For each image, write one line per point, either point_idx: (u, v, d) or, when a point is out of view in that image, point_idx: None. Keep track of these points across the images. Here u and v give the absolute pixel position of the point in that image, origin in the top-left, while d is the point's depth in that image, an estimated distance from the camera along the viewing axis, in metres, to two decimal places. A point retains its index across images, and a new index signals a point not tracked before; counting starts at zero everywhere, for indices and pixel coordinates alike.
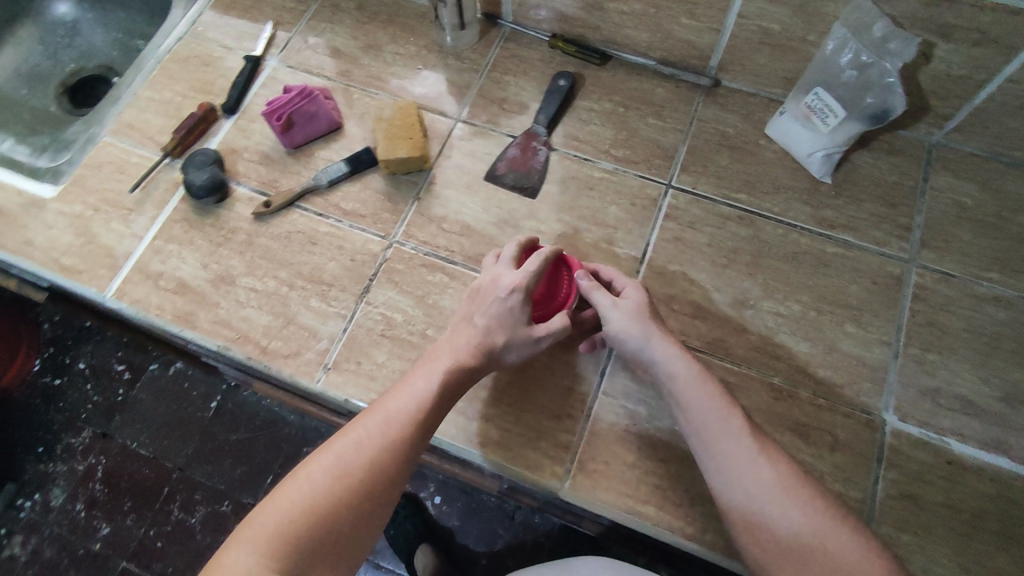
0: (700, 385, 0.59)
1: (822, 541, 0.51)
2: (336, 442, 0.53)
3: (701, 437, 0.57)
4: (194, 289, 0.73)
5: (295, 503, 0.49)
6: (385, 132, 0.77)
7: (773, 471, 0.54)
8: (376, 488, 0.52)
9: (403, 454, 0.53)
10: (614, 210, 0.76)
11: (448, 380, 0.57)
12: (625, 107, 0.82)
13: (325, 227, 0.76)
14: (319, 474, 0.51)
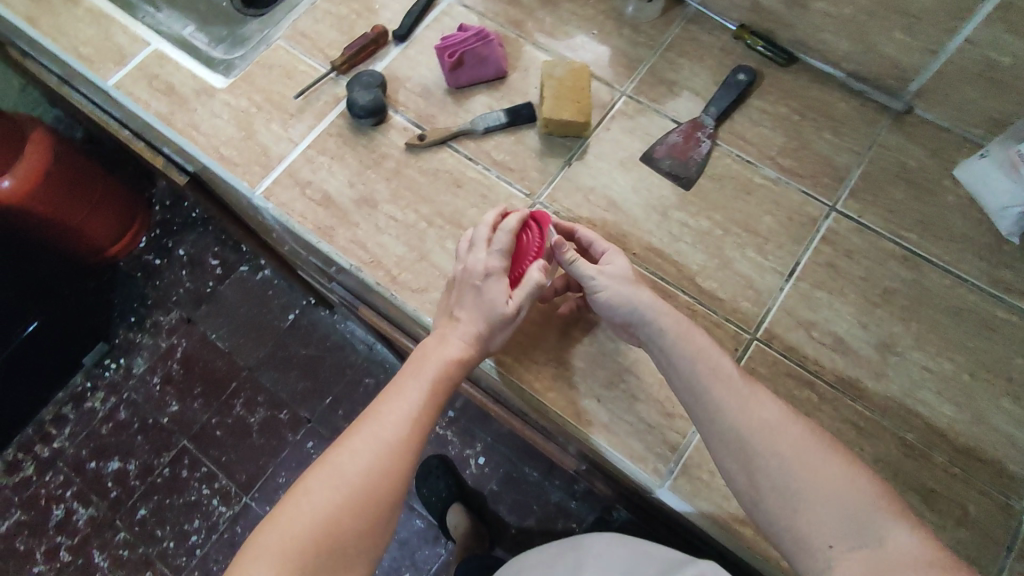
0: (689, 337, 0.59)
1: (822, 482, 0.51)
2: (335, 458, 0.57)
3: (694, 390, 0.57)
4: (338, 204, 0.75)
5: (302, 520, 0.54)
6: (554, 90, 0.75)
7: (765, 421, 0.54)
8: (379, 492, 0.56)
9: (401, 459, 0.58)
10: (768, 220, 0.72)
11: (438, 383, 0.61)
12: (802, 115, 0.77)
13: (473, 172, 0.76)
14: (321, 489, 0.55)
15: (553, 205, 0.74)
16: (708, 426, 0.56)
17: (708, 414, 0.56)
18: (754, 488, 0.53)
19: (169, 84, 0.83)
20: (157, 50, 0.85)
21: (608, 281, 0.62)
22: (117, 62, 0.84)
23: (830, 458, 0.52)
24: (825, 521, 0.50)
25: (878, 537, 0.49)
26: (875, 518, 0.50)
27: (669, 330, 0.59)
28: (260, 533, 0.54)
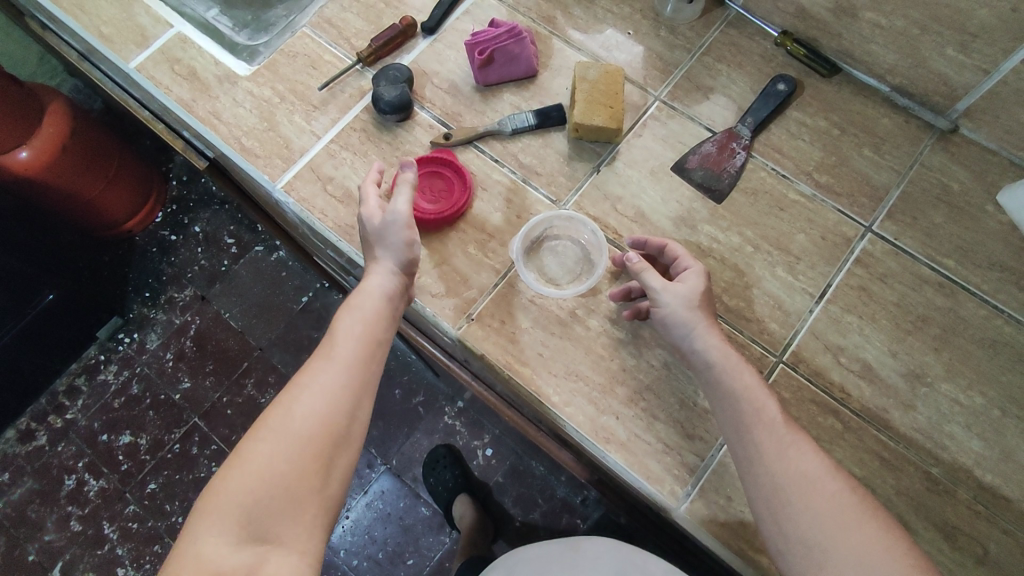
0: (739, 372, 0.57)
1: (855, 546, 0.48)
2: (266, 422, 0.54)
3: (737, 429, 0.55)
4: (359, 201, 0.73)
5: (237, 484, 0.50)
6: (586, 94, 0.73)
7: (807, 473, 0.52)
8: (317, 439, 0.53)
9: (335, 404, 0.55)
10: (801, 239, 0.70)
11: (365, 329, 0.60)
12: (841, 129, 0.74)
13: (498, 174, 0.74)
14: (254, 452, 0.52)
15: (579, 212, 0.72)
16: (745, 466, 0.54)
17: (746, 453, 0.54)
18: (779, 536, 0.51)
19: (192, 69, 0.81)
20: (181, 32, 0.83)
21: (678, 299, 0.60)
22: (139, 43, 0.83)
23: (870, 526, 0.50)
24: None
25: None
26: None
27: (720, 366, 0.58)
28: (196, 511, 0.50)
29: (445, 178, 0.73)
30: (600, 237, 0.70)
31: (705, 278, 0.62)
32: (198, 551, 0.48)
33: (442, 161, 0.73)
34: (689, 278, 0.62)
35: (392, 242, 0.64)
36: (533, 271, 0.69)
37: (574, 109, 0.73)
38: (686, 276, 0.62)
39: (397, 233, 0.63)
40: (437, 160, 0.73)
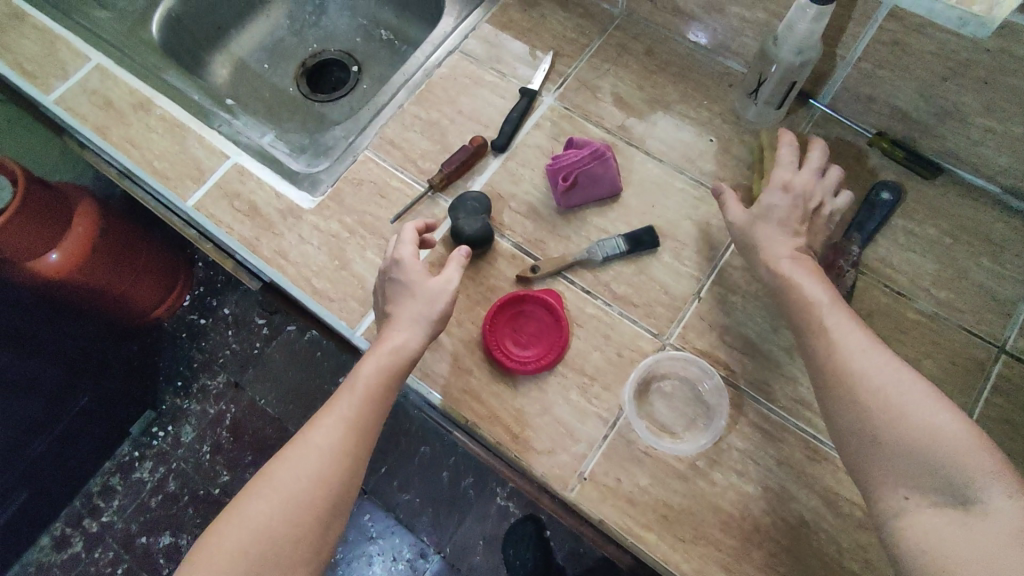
0: (845, 333, 0.56)
1: (938, 477, 0.48)
2: (272, 470, 0.59)
3: (840, 383, 0.54)
4: (447, 347, 0.69)
5: (237, 529, 0.57)
6: (770, 170, 0.71)
7: (870, 369, 0.53)
8: (310, 504, 0.57)
9: (328, 471, 0.58)
10: (929, 365, 0.65)
11: (370, 393, 0.61)
12: (953, 237, 0.70)
13: (593, 308, 0.69)
14: (257, 502, 0.58)
15: (685, 346, 0.68)
16: (845, 417, 0.53)
17: (816, 357, 0.57)
18: (843, 435, 0.53)
19: (252, 203, 0.77)
20: (238, 163, 0.79)
21: (772, 203, 0.65)
22: (195, 177, 0.79)
23: (936, 416, 0.49)
24: (907, 476, 0.49)
25: (967, 500, 0.46)
26: (971, 480, 0.47)
27: (791, 276, 0.61)
28: (202, 544, 0.58)
29: (541, 321, 0.69)
30: (715, 379, 0.65)
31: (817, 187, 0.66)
32: None
33: (541, 302, 0.69)
34: (807, 180, 0.66)
35: (434, 305, 0.63)
36: (646, 418, 0.65)
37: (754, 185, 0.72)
38: (821, 175, 0.67)
39: (437, 304, 0.63)
40: (535, 300, 0.69)
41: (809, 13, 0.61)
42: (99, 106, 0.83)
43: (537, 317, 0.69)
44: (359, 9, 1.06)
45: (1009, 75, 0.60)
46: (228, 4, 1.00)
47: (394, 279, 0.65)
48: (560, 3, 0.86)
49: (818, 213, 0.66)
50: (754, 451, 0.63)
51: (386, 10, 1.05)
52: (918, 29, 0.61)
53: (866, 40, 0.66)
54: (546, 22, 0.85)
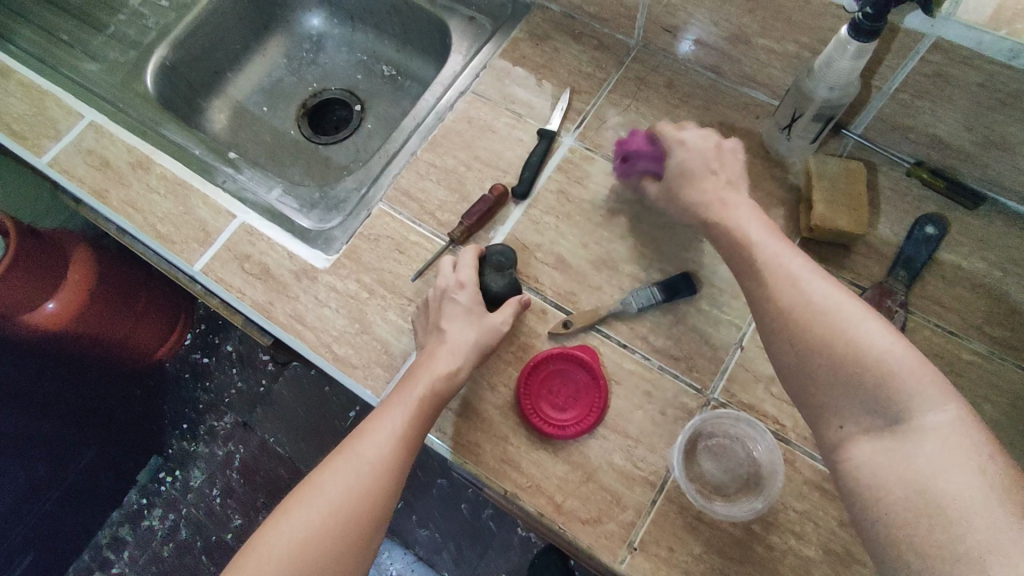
0: (776, 261, 0.53)
1: (876, 401, 0.45)
2: (318, 478, 0.59)
3: (774, 317, 0.51)
4: (479, 412, 0.65)
5: (280, 539, 0.56)
6: (827, 193, 0.68)
7: (802, 297, 0.50)
8: (353, 519, 0.57)
9: (370, 486, 0.58)
10: (989, 409, 0.62)
11: (415, 411, 0.60)
12: (1002, 270, 0.67)
13: (631, 362, 0.66)
14: (302, 510, 0.57)
15: (731, 400, 0.64)
16: (784, 352, 0.51)
17: (751, 291, 0.54)
18: (780, 367, 0.52)
19: (264, 266, 0.73)
20: (246, 223, 0.75)
21: (681, 160, 0.63)
22: (202, 240, 0.75)
23: (867, 336, 0.46)
24: (841, 402, 0.47)
25: (897, 418, 0.44)
26: (903, 399, 0.44)
27: (727, 223, 0.58)
28: (245, 551, 0.57)
29: (578, 379, 0.65)
30: (768, 437, 0.62)
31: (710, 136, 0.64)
32: None
33: (577, 359, 0.65)
34: (701, 134, 0.64)
35: (484, 341, 0.64)
36: (695, 479, 0.61)
37: (810, 208, 0.68)
38: (693, 129, 0.65)
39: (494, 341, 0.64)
40: (569, 356, 0.65)
41: (849, 49, 0.58)
42: (95, 166, 0.79)
43: (573, 375, 0.66)
44: (358, 44, 1.02)
45: None
46: (222, 47, 0.96)
47: (452, 302, 0.65)
48: (573, 35, 0.83)
49: (723, 151, 0.63)
50: (813, 511, 0.60)
51: (387, 44, 1.00)
52: (965, 61, 0.58)
53: (905, 72, 0.63)
54: (560, 56, 0.82)
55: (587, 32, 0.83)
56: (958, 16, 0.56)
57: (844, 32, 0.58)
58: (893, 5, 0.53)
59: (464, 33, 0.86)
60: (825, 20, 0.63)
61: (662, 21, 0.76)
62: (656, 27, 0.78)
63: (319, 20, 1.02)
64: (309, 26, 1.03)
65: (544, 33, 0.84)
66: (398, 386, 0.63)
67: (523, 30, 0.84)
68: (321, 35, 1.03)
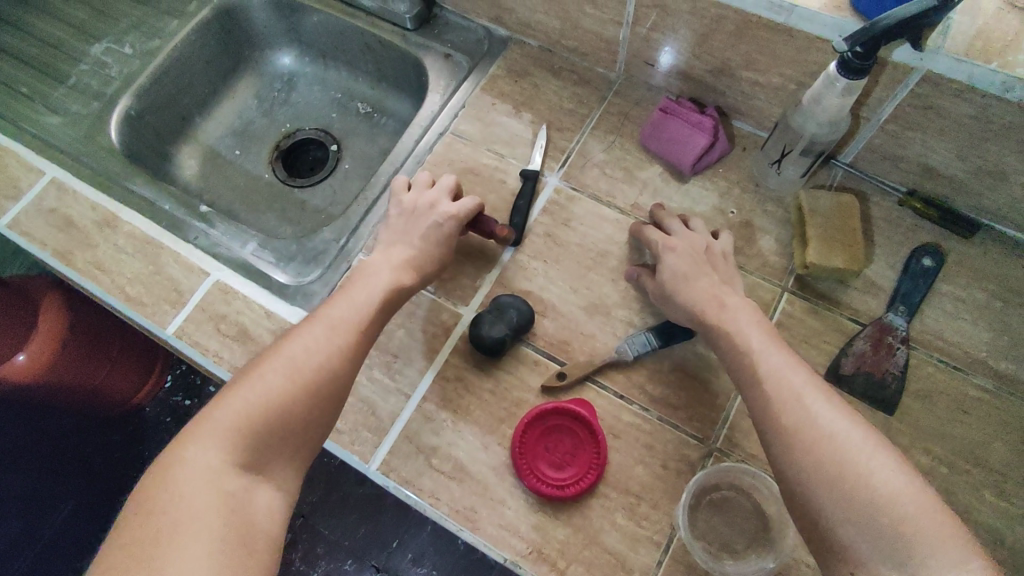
0: (785, 374, 0.51)
1: (890, 544, 0.42)
2: (278, 349, 0.56)
3: (779, 432, 0.49)
4: (473, 475, 0.62)
5: (243, 401, 0.52)
6: (821, 229, 0.67)
7: (807, 418, 0.48)
8: (326, 381, 0.56)
9: (343, 354, 0.57)
10: (998, 448, 0.60)
11: (382, 292, 0.62)
12: (1003, 300, 0.65)
13: (628, 414, 0.63)
14: (265, 374, 0.54)
15: (734, 451, 0.62)
16: (786, 470, 0.48)
17: (751, 403, 0.52)
18: (781, 485, 0.49)
19: (241, 326, 0.69)
20: (220, 280, 0.72)
21: (672, 263, 0.62)
22: (174, 301, 0.71)
23: (880, 470, 0.45)
24: (850, 540, 0.44)
25: (912, 567, 0.42)
26: (920, 546, 0.42)
27: (726, 325, 0.57)
28: (196, 423, 0.51)
29: (575, 435, 0.62)
30: (772, 486, 0.59)
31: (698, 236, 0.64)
32: (193, 463, 0.49)
33: (575, 415, 0.62)
34: (690, 238, 0.64)
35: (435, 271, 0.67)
36: (702, 538, 0.59)
37: (805, 245, 0.67)
38: (683, 231, 0.65)
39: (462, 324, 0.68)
40: (567, 413, 0.62)
41: (837, 86, 0.57)
42: (58, 226, 0.75)
43: (570, 432, 0.62)
44: (331, 82, 0.99)
45: None
46: (190, 92, 0.93)
47: (434, 224, 0.67)
48: (552, 70, 0.81)
49: (713, 254, 0.64)
50: None
51: (361, 81, 0.97)
52: (956, 94, 0.57)
53: (894, 103, 0.61)
54: (541, 92, 0.80)
55: (567, 66, 0.81)
56: (946, 49, 0.55)
57: (833, 69, 0.56)
58: (882, 44, 0.51)
59: (440, 71, 0.84)
60: (811, 54, 0.62)
61: (643, 54, 0.74)
62: (637, 61, 0.76)
63: (290, 58, 0.99)
64: (279, 65, 0.99)
65: (523, 69, 0.81)
66: (362, 274, 0.64)
67: (501, 66, 0.82)
68: (292, 73, 1.00)
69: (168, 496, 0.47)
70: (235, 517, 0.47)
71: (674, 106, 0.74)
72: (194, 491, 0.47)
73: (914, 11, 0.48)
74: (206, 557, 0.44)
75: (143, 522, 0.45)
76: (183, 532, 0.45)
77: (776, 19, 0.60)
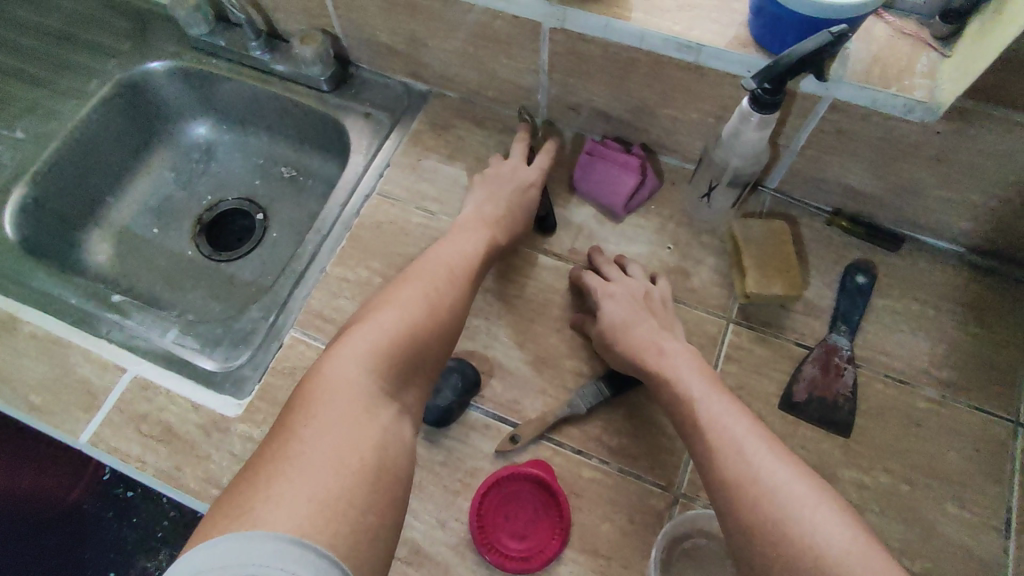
0: (725, 424, 0.50)
1: None
2: (405, 285, 0.58)
3: (723, 489, 0.47)
4: (433, 557, 0.58)
5: (383, 325, 0.53)
6: (757, 257, 0.67)
7: (751, 473, 0.47)
8: (448, 318, 0.57)
9: (461, 295, 0.59)
10: (954, 457, 0.61)
11: (481, 239, 0.65)
12: (936, 307, 0.67)
13: (589, 469, 0.61)
14: (401, 304, 0.55)
15: (699, 495, 0.60)
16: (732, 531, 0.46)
17: (697, 455, 0.51)
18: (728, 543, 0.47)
19: (165, 424, 0.64)
20: (139, 375, 0.66)
21: (610, 310, 0.62)
22: (87, 404, 0.65)
23: (824, 527, 0.43)
24: None
25: None
26: None
27: (666, 373, 0.56)
28: (336, 347, 0.51)
29: (536, 500, 0.59)
30: None
31: (637, 283, 0.65)
32: (343, 382, 0.48)
33: (533, 478, 0.59)
34: (629, 286, 0.64)
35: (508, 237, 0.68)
36: None
37: (743, 275, 0.67)
38: (620, 277, 0.65)
39: None
40: (524, 477, 0.59)
41: (752, 121, 0.58)
42: None
43: (529, 497, 0.59)
44: (252, 148, 0.95)
45: (962, 153, 0.57)
46: (98, 171, 0.87)
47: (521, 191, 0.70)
48: (476, 121, 0.80)
49: (653, 300, 0.64)
50: None
51: (283, 145, 0.94)
52: (864, 118, 0.58)
53: (808, 130, 0.63)
54: (465, 144, 0.79)
55: (489, 116, 0.80)
56: (848, 78, 0.56)
57: (744, 105, 0.57)
58: (788, 78, 0.52)
59: (362, 130, 0.81)
60: (724, 88, 0.63)
61: (563, 99, 0.74)
62: (559, 106, 0.76)
63: (206, 128, 0.95)
64: (195, 136, 0.95)
65: (446, 122, 0.80)
66: (460, 224, 0.67)
67: (423, 121, 0.81)
68: (210, 143, 0.95)
69: (314, 415, 0.46)
70: (382, 438, 0.47)
71: (601, 148, 0.74)
72: (342, 409, 0.46)
73: (812, 47, 0.49)
74: (344, 482, 0.42)
75: (291, 440, 0.44)
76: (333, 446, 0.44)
77: (685, 59, 0.61)
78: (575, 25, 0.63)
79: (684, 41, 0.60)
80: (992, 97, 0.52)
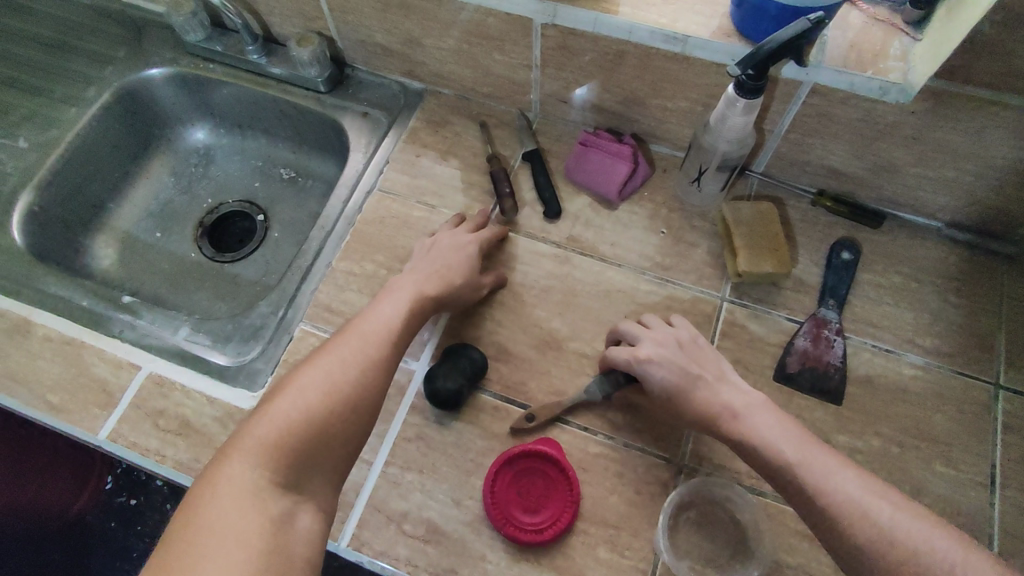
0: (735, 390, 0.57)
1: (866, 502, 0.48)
2: (313, 364, 0.54)
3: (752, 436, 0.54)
4: (449, 534, 0.60)
5: (279, 415, 0.50)
6: (747, 237, 0.70)
7: (839, 507, 0.48)
8: (360, 395, 0.53)
9: (376, 368, 0.56)
10: (940, 420, 0.64)
11: (405, 303, 0.62)
12: (918, 280, 0.70)
13: (595, 445, 0.63)
14: (303, 386, 0.52)
15: (702, 464, 0.62)
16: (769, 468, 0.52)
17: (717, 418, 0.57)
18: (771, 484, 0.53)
19: (182, 418, 0.66)
20: (154, 372, 0.68)
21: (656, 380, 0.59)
22: (104, 402, 0.66)
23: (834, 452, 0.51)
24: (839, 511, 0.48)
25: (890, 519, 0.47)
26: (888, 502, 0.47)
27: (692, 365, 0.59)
28: (230, 443, 0.49)
29: (546, 476, 0.61)
30: (746, 496, 0.60)
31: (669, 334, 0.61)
32: (235, 482, 0.46)
33: (543, 455, 0.62)
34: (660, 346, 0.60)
35: (486, 237, 0.70)
36: (686, 557, 0.59)
37: (735, 254, 0.70)
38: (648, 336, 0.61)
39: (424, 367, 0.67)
40: (534, 454, 0.62)
41: (738, 106, 0.61)
42: None
43: (539, 473, 0.62)
44: (250, 151, 0.97)
45: (937, 132, 0.61)
46: (97, 179, 0.88)
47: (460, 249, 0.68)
48: (471, 117, 0.83)
49: (687, 345, 0.60)
50: (807, 563, 0.58)
51: (282, 147, 0.96)
52: (844, 101, 0.62)
53: (792, 114, 0.66)
54: (462, 139, 0.81)
55: (484, 112, 0.83)
56: (827, 63, 0.59)
57: (731, 91, 0.60)
58: (770, 65, 0.55)
59: (360, 129, 0.83)
60: (710, 77, 0.66)
61: (556, 93, 0.77)
62: (552, 100, 0.78)
63: (203, 133, 0.97)
64: (193, 141, 0.97)
65: (442, 118, 0.83)
66: (391, 286, 0.64)
67: (420, 118, 0.83)
68: (207, 147, 0.97)
69: (203, 519, 0.44)
70: (269, 539, 0.44)
71: (596, 139, 0.77)
72: (228, 517, 0.44)
73: (791, 34, 0.52)
74: None
75: (171, 549, 0.43)
76: (215, 561, 0.41)
77: (673, 49, 0.64)
78: (565, 21, 0.66)
79: (671, 33, 0.62)
80: (962, 77, 0.55)
